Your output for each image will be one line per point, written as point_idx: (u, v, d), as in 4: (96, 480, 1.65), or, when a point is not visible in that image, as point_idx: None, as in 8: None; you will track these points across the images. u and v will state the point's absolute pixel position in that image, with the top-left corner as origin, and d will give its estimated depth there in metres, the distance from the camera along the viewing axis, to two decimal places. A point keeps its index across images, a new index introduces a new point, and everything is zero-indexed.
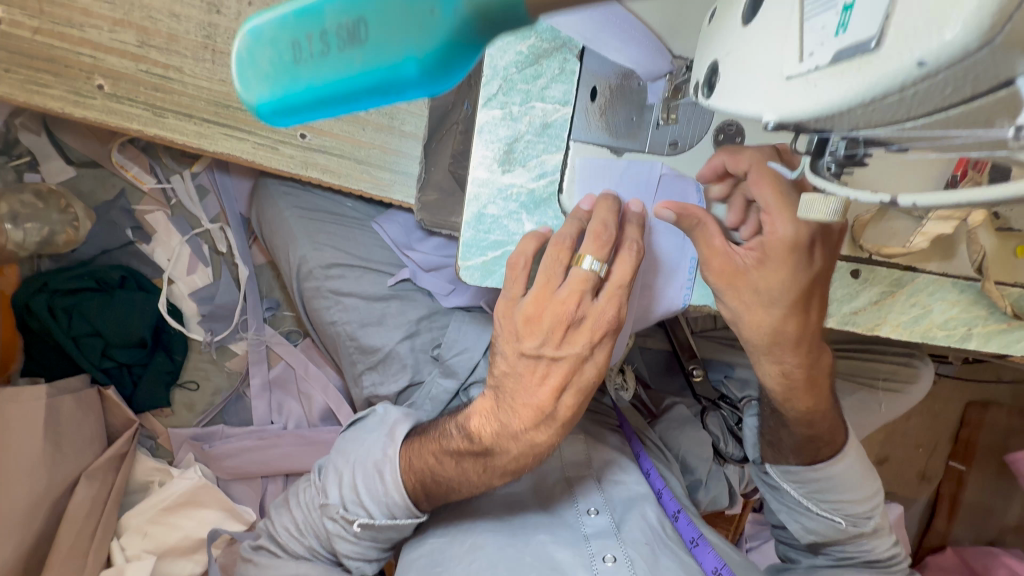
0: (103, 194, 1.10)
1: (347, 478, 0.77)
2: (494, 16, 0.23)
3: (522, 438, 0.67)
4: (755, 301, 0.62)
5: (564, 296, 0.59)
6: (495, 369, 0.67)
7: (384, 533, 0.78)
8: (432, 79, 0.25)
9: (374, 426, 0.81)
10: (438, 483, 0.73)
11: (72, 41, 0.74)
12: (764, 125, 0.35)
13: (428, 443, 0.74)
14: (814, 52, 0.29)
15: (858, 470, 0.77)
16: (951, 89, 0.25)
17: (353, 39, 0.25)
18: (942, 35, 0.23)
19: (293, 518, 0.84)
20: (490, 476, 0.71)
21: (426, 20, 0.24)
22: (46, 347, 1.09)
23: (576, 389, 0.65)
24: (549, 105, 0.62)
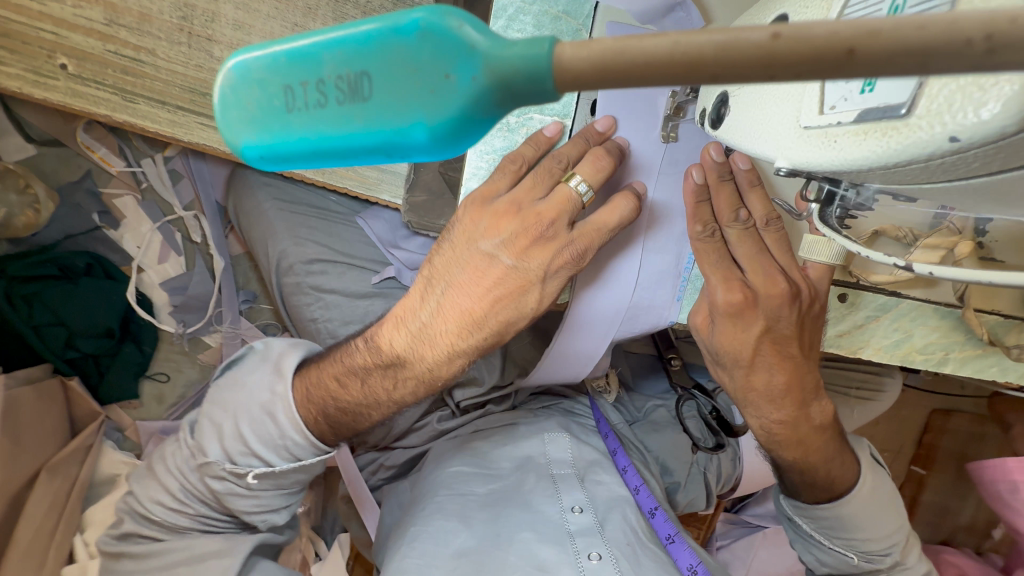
0: (67, 175, 1.03)
1: (230, 428, 0.72)
2: (516, 85, 0.22)
3: (432, 336, 0.64)
4: (735, 332, 0.64)
5: (540, 209, 0.58)
6: (435, 261, 0.65)
7: (289, 478, 0.75)
8: (441, 145, 0.25)
9: (257, 364, 0.76)
10: (344, 410, 0.70)
11: (32, 14, 0.68)
12: (775, 171, 0.33)
13: (330, 367, 0.71)
14: (836, 105, 0.28)
15: (876, 508, 0.76)
16: (978, 163, 0.24)
17: (354, 93, 0.24)
18: (977, 114, 0.22)
19: (167, 490, 0.76)
20: (401, 389, 0.68)
21: (439, 86, 0.23)
22: (4, 335, 1.03)
23: (511, 307, 0.62)
24: (547, 117, 0.60)
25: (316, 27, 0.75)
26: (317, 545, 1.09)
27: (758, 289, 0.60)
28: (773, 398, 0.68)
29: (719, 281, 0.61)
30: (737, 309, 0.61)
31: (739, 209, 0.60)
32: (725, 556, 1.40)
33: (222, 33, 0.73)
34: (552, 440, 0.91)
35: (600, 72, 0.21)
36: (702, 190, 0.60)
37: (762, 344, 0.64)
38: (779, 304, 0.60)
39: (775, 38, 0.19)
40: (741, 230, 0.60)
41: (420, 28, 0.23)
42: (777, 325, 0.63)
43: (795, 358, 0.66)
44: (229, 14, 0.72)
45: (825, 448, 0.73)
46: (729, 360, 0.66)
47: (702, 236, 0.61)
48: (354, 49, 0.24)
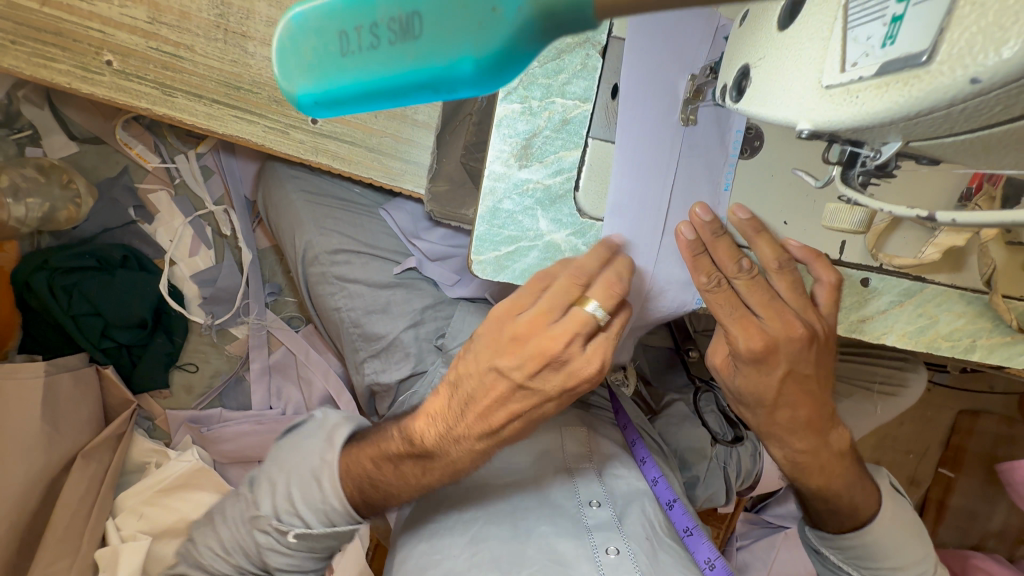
0: (106, 171, 1.09)
1: (283, 487, 0.75)
2: (558, 19, 0.23)
3: (453, 431, 0.66)
4: (758, 377, 0.65)
5: (555, 333, 0.58)
6: (460, 365, 0.65)
7: (321, 542, 0.77)
8: (488, 78, 0.25)
9: (313, 432, 0.80)
10: (371, 484, 0.72)
11: (81, 14, 0.72)
12: (798, 133, 0.34)
13: (365, 449, 0.74)
14: (859, 61, 0.29)
15: (900, 536, 0.77)
16: (1005, 105, 0.25)
17: (407, 33, 0.24)
18: (998, 54, 0.23)
19: (218, 539, 0.79)
20: (427, 477, 0.70)
21: (486, 20, 0.23)
22: (44, 324, 1.07)
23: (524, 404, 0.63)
24: (568, 101, 0.61)
25: None
26: None
27: (778, 334, 0.61)
28: (796, 430, 0.69)
29: (738, 330, 0.61)
30: (759, 356, 0.62)
31: (742, 259, 0.60)
32: (746, 556, 1.38)
33: (257, 29, 0.76)
34: (570, 433, 0.91)
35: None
36: (697, 245, 0.61)
37: (784, 386, 0.65)
38: (799, 347, 0.62)
39: None
40: (749, 279, 0.60)
41: None
42: (797, 364, 0.63)
43: (814, 393, 0.67)
44: (263, 12, 0.76)
45: (844, 475, 0.74)
46: (753, 401, 0.68)
47: (709, 288, 0.60)
48: None
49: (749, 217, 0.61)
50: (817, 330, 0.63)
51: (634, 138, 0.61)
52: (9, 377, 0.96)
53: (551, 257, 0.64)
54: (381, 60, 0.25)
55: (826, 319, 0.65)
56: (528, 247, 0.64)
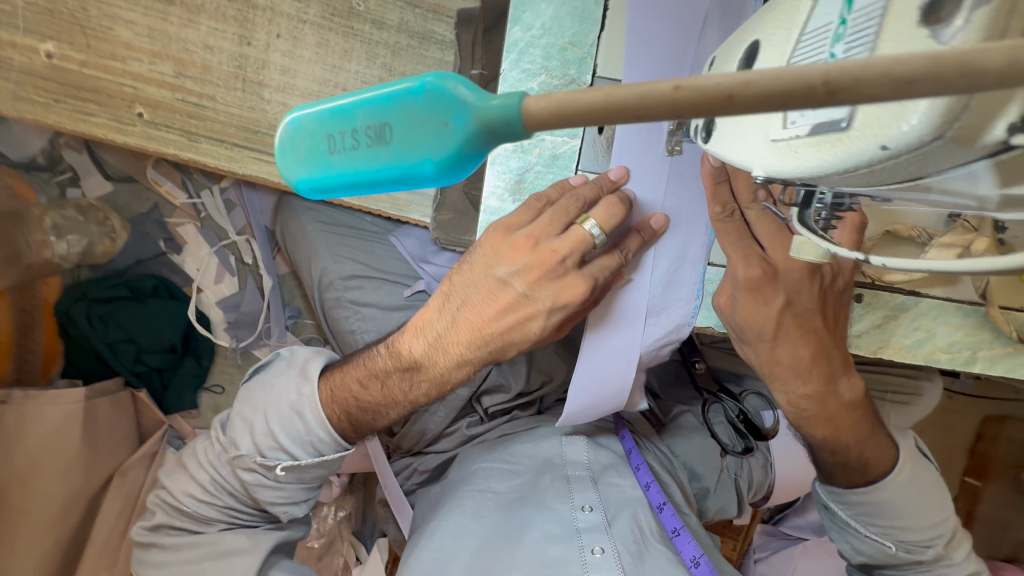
0: (138, 207, 1.17)
1: (261, 425, 0.79)
2: (497, 131, 0.26)
3: (445, 341, 0.71)
4: (758, 307, 0.67)
5: (556, 246, 0.62)
6: (457, 277, 0.70)
7: (311, 474, 0.81)
8: (449, 175, 0.28)
9: (282, 369, 0.84)
10: (361, 409, 0.76)
11: (115, 72, 0.80)
12: (755, 178, 0.38)
13: (350, 371, 0.77)
14: (797, 122, 0.32)
15: (918, 497, 0.77)
16: (918, 167, 0.27)
17: (379, 139, 0.28)
18: (899, 126, 0.25)
19: (198, 483, 0.83)
20: (416, 391, 0.75)
21: (442, 132, 0.27)
22: (83, 351, 1.15)
23: (516, 316, 0.67)
24: (558, 137, 0.64)
25: (352, 66, 0.84)
26: (359, 549, 1.18)
27: (778, 265, 0.65)
28: (798, 371, 0.71)
29: (738, 258, 0.65)
30: (757, 283, 0.65)
31: (758, 189, 0.61)
32: (763, 569, 1.37)
33: (271, 78, 0.82)
34: (570, 442, 0.93)
35: (562, 113, 0.24)
36: (718, 173, 0.62)
37: (783, 318, 0.68)
38: (796, 278, 0.66)
39: (676, 90, 0.22)
40: (760, 212, 0.63)
41: (427, 90, 0.27)
42: (796, 296, 0.67)
43: (820, 333, 0.70)
44: (277, 61, 0.82)
45: (856, 427, 0.75)
46: (753, 335, 0.70)
47: (722, 217, 0.63)
48: (378, 104, 0.28)
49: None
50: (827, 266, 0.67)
51: (623, 172, 0.64)
52: (53, 402, 1.04)
53: None
54: (358, 161, 0.29)
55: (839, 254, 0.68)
56: None
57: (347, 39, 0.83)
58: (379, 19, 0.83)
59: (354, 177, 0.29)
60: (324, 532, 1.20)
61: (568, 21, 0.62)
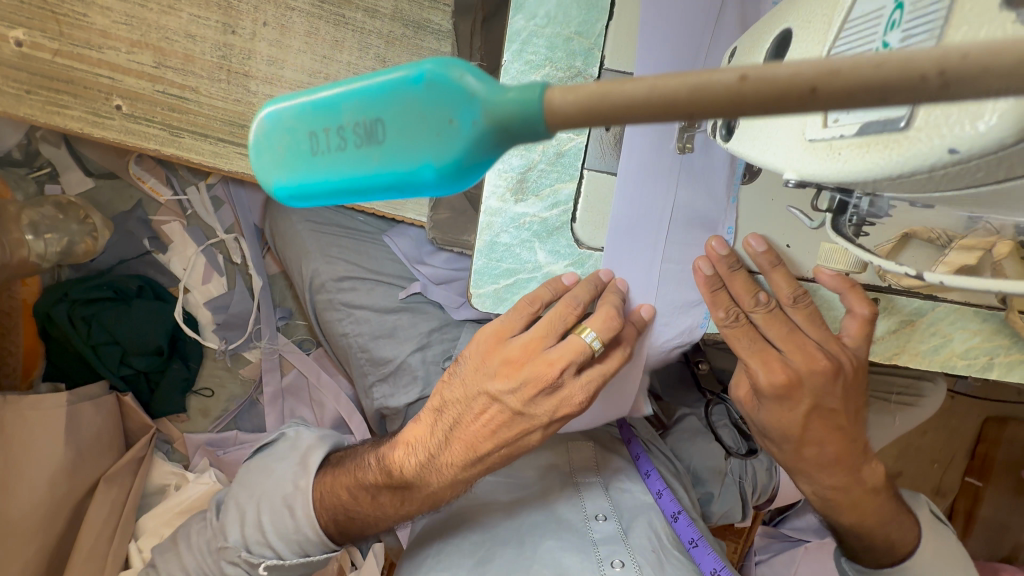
0: (121, 205, 1.12)
1: (252, 515, 0.76)
2: (513, 129, 0.23)
3: (435, 464, 0.66)
4: (782, 411, 0.63)
5: (551, 356, 0.59)
6: (446, 390, 0.66)
7: (296, 569, 0.77)
8: (451, 183, 0.25)
9: (285, 454, 0.79)
10: (351, 513, 0.72)
11: (91, 62, 0.75)
12: (784, 182, 0.34)
13: (340, 477, 0.73)
14: (840, 119, 0.29)
15: (945, 571, 0.74)
16: (981, 173, 0.25)
17: (370, 138, 0.24)
18: (974, 126, 0.23)
19: (183, 569, 0.79)
20: (408, 507, 0.70)
21: (445, 131, 0.24)
22: (64, 354, 1.11)
23: (470, 435, 0.64)
24: (562, 133, 0.61)
25: (343, 57, 0.79)
26: (353, 554, 1.14)
27: (800, 369, 0.59)
28: (824, 466, 0.66)
29: (757, 363, 0.60)
30: (781, 392, 0.61)
31: (759, 292, 0.59)
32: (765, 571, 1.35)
33: (258, 69, 0.78)
34: (573, 450, 0.91)
35: (587, 113, 0.21)
36: (715, 280, 0.61)
37: (809, 421, 0.63)
38: (822, 381, 0.60)
39: (743, 80, 0.19)
40: (766, 313, 0.59)
41: (427, 79, 0.24)
42: (825, 398, 0.61)
43: (843, 428, 0.64)
44: (264, 51, 0.77)
45: (880, 509, 0.70)
46: (778, 435, 0.65)
47: (727, 324, 0.60)
48: (369, 97, 0.24)
49: (765, 246, 0.61)
50: (845, 364, 0.61)
51: (633, 172, 0.61)
52: (33, 407, 0.99)
53: None
54: (346, 168, 0.25)
55: (855, 351, 0.62)
56: (527, 279, 0.64)
57: (337, 28, 0.78)
58: (372, 6, 0.79)
59: (345, 183, 0.26)
60: None
61: (573, 9, 0.59)
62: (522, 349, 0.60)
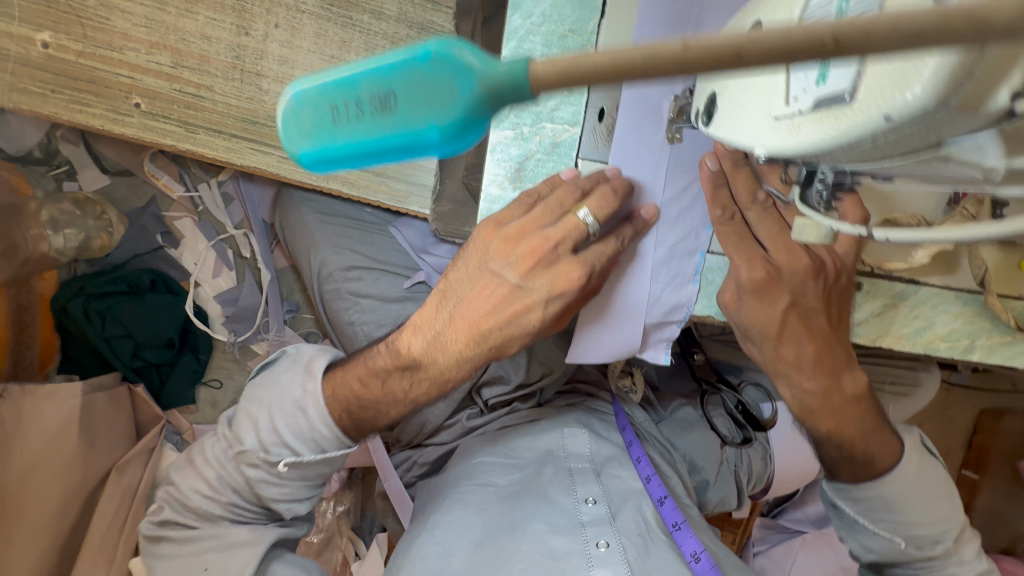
0: (135, 202, 1.16)
1: (264, 422, 0.78)
2: (503, 95, 0.27)
3: (444, 343, 0.69)
4: (761, 307, 0.67)
5: (548, 234, 0.63)
6: (452, 273, 0.70)
7: (313, 471, 0.80)
8: (454, 142, 0.28)
9: (288, 366, 0.82)
10: (363, 405, 0.75)
11: (112, 62, 0.79)
12: (756, 158, 0.37)
13: (350, 371, 0.77)
14: (800, 97, 0.32)
15: (922, 489, 0.74)
16: (917, 138, 0.28)
17: (384, 108, 0.28)
18: (902, 96, 0.25)
19: (205, 480, 0.81)
20: (416, 389, 0.73)
21: (447, 97, 0.27)
22: (79, 345, 1.15)
23: (478, 313, 0.67)
24: (558, 125, 0.64)
25: (350, 57, 0.83)
26: (357, 545, 1.18)
27: (781, 265, 0.66)
28: (804, 368, 0.71)
29: (743, 260, 0.65)
30: (761, 286, 0.65)
31: (757, 190, 0.62)
32: (763, 561, 1.37)
33: (270, 68, 0.82)
34: (571, 434, 0.94)
35: (567, 79, 0.25)
36: (718, 177, 0.62)
37: (786, 317, 0.68)
38: (802, 278, 0.66)
39: (686, 47, 0.22)
40: (761, 211, 0.63)
41: (432, 55, 0.27)
42: (802, 296, 0.67)
43: (821, 330, 0.70)
44: (275, 51, 0.82)
45: (861, 420, 0.73)
46: (757, 334, 0.70)
47: (723, 221, 0.63)
48: (382, 72, 0.28)
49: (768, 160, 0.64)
50: (828, 264, 0.67)
51: (625, 159, 0.65)
52: (49, 397, 1.03)
53: None
54: (362, 129, 0.29)
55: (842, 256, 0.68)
56: None
57: (345, 29, 0.82)
58: (378, 9, 0.83)
59: (365, 143, 0.29)
60: (324, 528, 1.20)
61: (568, 9, 0.63)
62: (523, 232, 0.63)
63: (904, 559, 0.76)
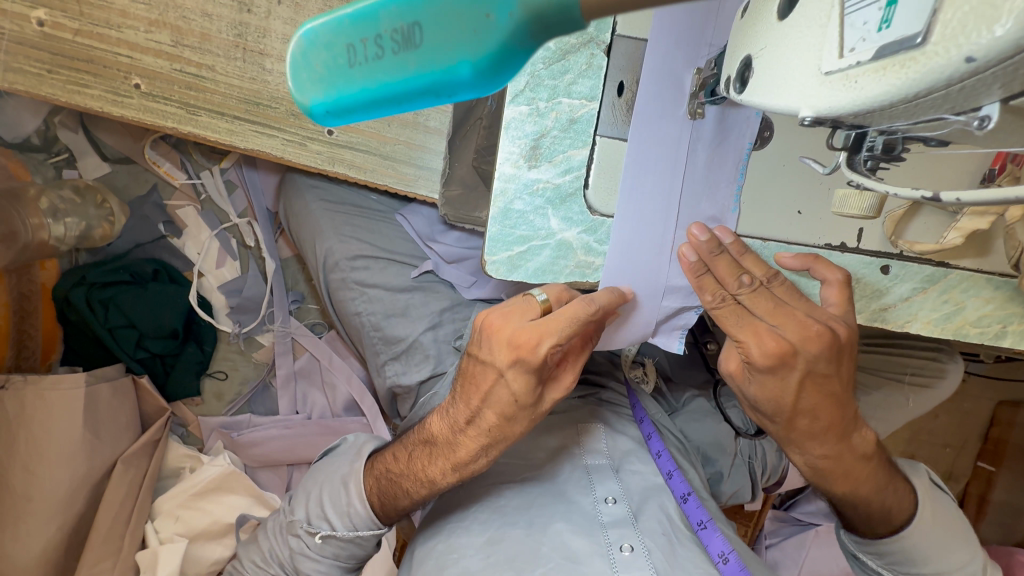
0: (136, 190, 1.14)
1: (314, 494, 0.80)
2: (548, 22, 0.24)
3: (465, 435, 0.66)
4: (776, 383, 0.62)
5: (526, 331, 0.59)
6: (456, 373, 0.68)
7: (346, 549, 0.80)
8: (486, 81, 0.26)
9: (342, 451, 0.84)
10: (390, 482, 0.74)
11: (110, 41, 0.77)
12: (801, 121, 0.34)
13: (382, 454, 0.77)
14: (858, 47, 0.29)
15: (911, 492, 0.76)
16: (991, 86, 0.26)
17: (409, 43, 0.26)
18: (991, 31, 0.23)
19: (259, 550, 0.85)
20: (435, 472, 0.69)
21: (482, 26, 0.24)
22: (81, 337, 1.13)
23: (489, 401, 0.63)
24: (575, 100, 0.62)
25: None
26: None
27: (794, 338, 0.59)
28: (816, 436, 0.66)
29: (748, 336, 0.60)
30: (776, 361, 0.59)
31: (742, 274, 0.60)
32: (775, 555, 1.35)
33: (273, 47, 0.79)
34: (585, 426, 0.92)
35: (624, 2, 0.22)
36: (698, 266, 0.61)
37: (802, 386, 0.61)
38: (820, 349, 0.59)
39: None
40: (752, 292, 0.60)
41: None
42: (819, 365, 0.60)
43: (835, 395, 0.63)
44: (279, 29, 0.79)
45: None
46: (771, 410, 0.65)
47: (715, 305, 0.61)
48: (406, 1, 0.25)
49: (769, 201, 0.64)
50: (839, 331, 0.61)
51: (647, 137, 0.62)
52: (53, 388, 1.01)
53: (564, 255, 0.66)
54: (388, 72, 0.26)
55: (842, 317, 0.63)
56: (540, 245, 0.65)
57: None
58: None
59: (394, 86, 0.27)
60: None
61: None
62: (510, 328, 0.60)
63: (912, 555, 0.76)
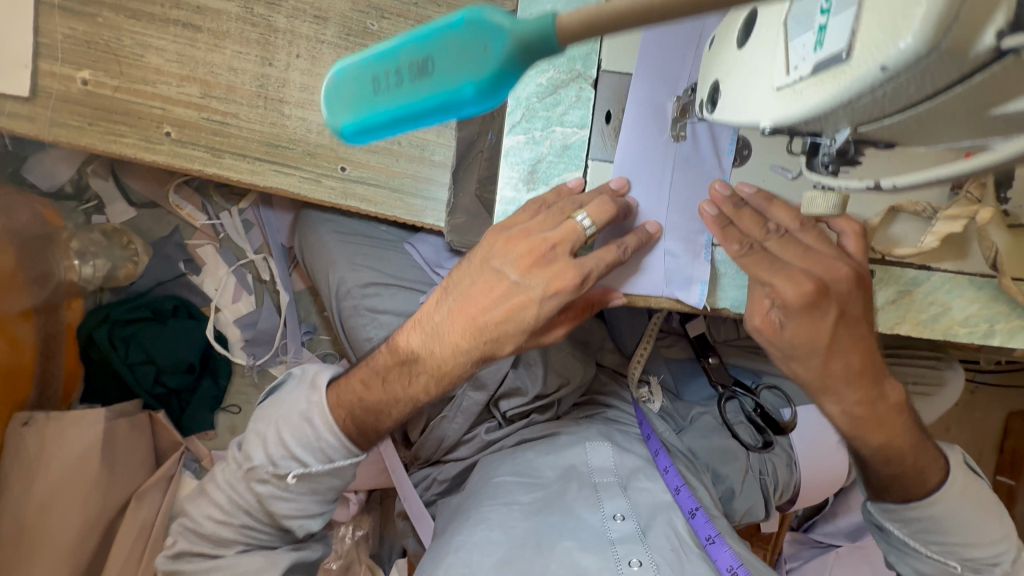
0: (159, 232, 1.21)
1: (272, 436, 0.76)
2: (533, 49, 0.30)
3: (444, 335, 0.69)
4: (809, 324, 0.64)
5: (548, 236, 0.63)
6: (456, 272, 0.71)
7: (324, 484, 0.77)
8: (487, 96, 0.32)
9: (294, 386, 0.81)
10: (368, 410, 0.74)
11: (145, 95, 0.85)
12: (761, 130, 0.40)
13: (355, 375, 0.76)
14: (799, 67, 0.36)
15: (963, 502, 0.74)
16: (912, 87, 0.32)
17: (422, 72, 0.31)
18: (896, 44, 0.29)
19: (216, 504, 0.78)
20: (417, 387, 0.72)
21: (482, 55, 0.30)
22: (103, 375, 1.17)
23: (488, 295, 0.66)
24: (567, 128, 0.69)
25: None
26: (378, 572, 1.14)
27: (825, 276, 0.63)
28: (838, 390, 0.69)
29: (783, 281, 0.63)
30: (810, 301, 0.62)
31: (768, 222, 0.64)
32: None
33: (291, 95, 0.87)
34: (593, 447, 0.93)
35: (588, 26, 0.28)
36: (721, 219, 0.65)
37: (837, 330, 0.65)
38: (847, 288, 0.63)
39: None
40: (779, 238, 0.64)
41: (466, 21, 0.30)
42: (845, 310, 0.65)
43: (860, 347, 0.67)
44: (297, 79, 0.87)
45: (892, 428, 0.71)
46: (792, 354, 0.67)
47: (743, 253, 0.64)
48: (419, 40, 0.31)
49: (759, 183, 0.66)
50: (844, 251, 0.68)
51: (633, 153, 0.67)
52: (74, 423, 1.04)
53: None
54: (402, 94, 0.32)
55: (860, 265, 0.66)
56: None
57: None
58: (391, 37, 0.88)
59: (405, 108, 0.32)
60: (343, 553, 1.17)
61: None
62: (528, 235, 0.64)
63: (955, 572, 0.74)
